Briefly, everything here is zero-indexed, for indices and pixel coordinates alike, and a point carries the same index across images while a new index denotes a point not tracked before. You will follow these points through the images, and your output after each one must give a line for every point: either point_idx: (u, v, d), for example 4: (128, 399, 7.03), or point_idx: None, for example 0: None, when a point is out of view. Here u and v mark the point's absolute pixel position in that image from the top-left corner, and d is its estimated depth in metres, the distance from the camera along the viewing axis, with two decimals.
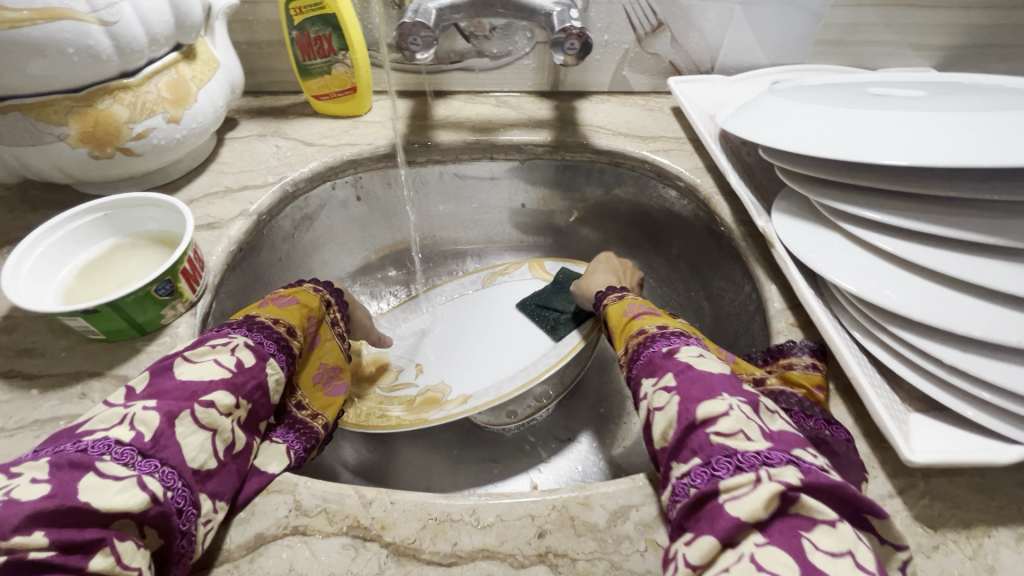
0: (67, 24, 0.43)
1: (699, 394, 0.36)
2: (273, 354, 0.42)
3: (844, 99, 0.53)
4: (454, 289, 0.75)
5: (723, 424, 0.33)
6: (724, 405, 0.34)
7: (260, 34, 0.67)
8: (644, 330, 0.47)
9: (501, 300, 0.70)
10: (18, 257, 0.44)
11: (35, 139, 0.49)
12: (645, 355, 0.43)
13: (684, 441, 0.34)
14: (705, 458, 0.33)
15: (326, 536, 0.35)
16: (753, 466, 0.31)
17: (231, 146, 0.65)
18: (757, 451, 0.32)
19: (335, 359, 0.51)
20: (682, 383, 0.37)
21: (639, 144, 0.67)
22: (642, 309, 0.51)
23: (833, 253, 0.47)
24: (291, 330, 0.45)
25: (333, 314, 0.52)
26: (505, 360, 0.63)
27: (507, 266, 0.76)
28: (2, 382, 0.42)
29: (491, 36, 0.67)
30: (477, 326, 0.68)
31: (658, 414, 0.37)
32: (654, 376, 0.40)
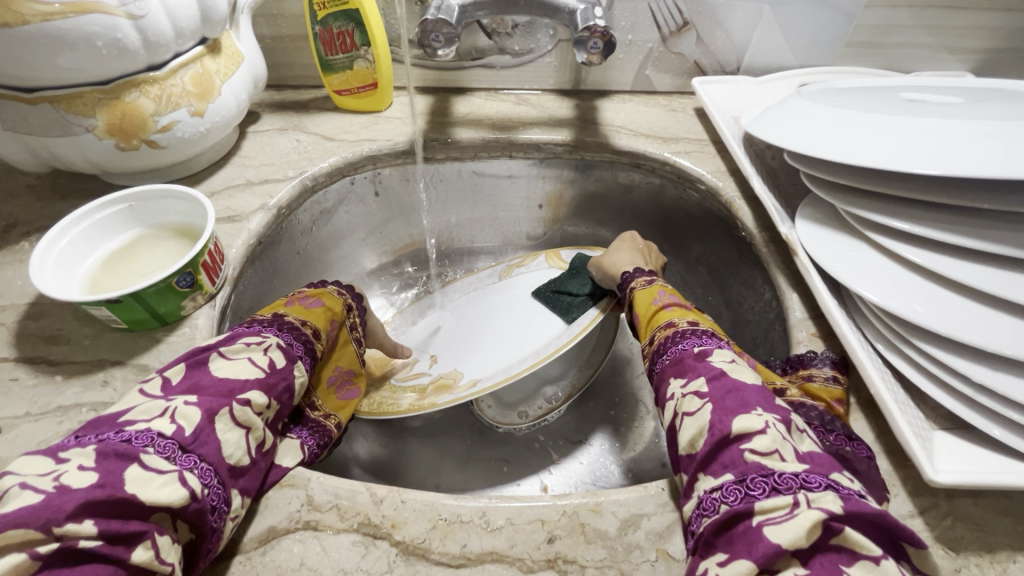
0: (97, 18, 0.44)
1: (735, 405, 0.35)
2: (301, 356, 0.43)
3: (875, 104, 0.52)
4: (471, 283, 0.74)
5: (760, 442, 0.33)
6: (761, 422, 0.34)
7: (284, 28, 0.67)
8: (674, 324, 0.47)
9: (515, 289, 0.68)
10: (46, 246, 0.44)
11: (64, 130, 0.49)
12: (674, 353, 0.43)
13: (715, 454, 0.34)
14: (739, 475, 0.32)
15: (337, 532, 0.35)
16: (790, 489, 0.30)
17: (253, 140, 0.65)
18: (794, 473, 0.31)
19: (350, 363, 0.51)
20: (716, 391, 0.37)
21: (661, 145, 0.66)
22: (672, 301, 0.50)
23: (858, 263, 0.46)
24: (317, 332, 0.47)
25: (353, 319, 0.53)
26: (518, 343, 0.60)
27: (523, 258, 0.75)
28: (28, 367, 0.43)
29: (513, 33, 0.67)
30: (491, 314, 0.66)
31: (687, 420, 0.37)
32: (685, 378, 0.40)
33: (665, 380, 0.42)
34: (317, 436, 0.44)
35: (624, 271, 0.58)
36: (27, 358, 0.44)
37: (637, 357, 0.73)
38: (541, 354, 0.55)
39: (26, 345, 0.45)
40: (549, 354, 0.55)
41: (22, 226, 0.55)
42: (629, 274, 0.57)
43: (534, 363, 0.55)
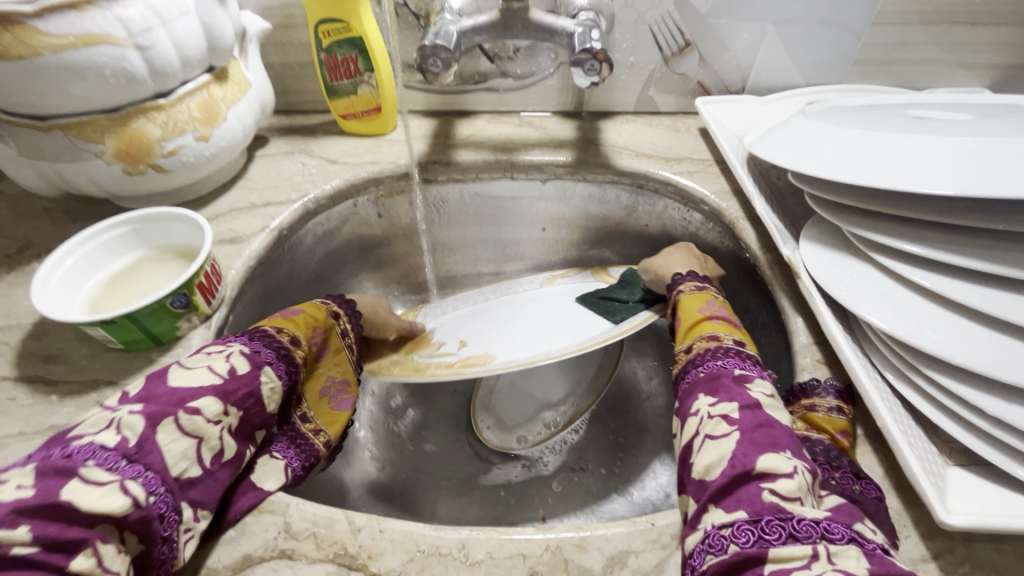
0: (105, 49, 0.46)
1: (763, 441, 0.34)
2: (269, 362, 0.42)
3: (881, 122, 0.50)
4: (511, 287, 0.72)
5: (783, 485, 0.31)
6: (789, 466, 0.32)
7: (293, 56, 0.69)
8: (717, 337, 0.45)
9: (554, 291, 0.69)
10: (49, 269, 0.46)
11: (74, 156, 0.51)
12: (712, 368, 0.41)
13: (732, 487, 0.32)
14: (754, 515, 0.30)
15: (312, 562, 0.34)
16: (809, 539, 0.29)
17: (259, 164, 0.67)
18: (815, 522, 0.30)
19: (341, 373, 0.51)
20: (745, 421, 0.35)
21: (664, 165, 0.65)
22: (720, 314, 0.48)
23: (865, 287, 0.44)
24: (295, 340, 0.46)
25: (342, 325, 0.52)
26: (557, 333, 0.60)
27: (568, 272, 0.74)
28: (25, 386, 0.44)
29: (515, 57, 0.67)
30: (529, 307, 0.66)
31: (708, 443, 0.35)
32: (715, 399, 0.38)
33: (694, 393, 0.40)
34: (298, 452, 0.43)
35: (675, 273, 0.56)
36: (25, 377, 0.45)
37: (641, 382, 0.71)
38: (590, 344, 0.54)
39: (27, 364, 0.46)
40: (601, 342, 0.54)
41: (35, 248, 0.57)
42: (678, 277, 0.55)
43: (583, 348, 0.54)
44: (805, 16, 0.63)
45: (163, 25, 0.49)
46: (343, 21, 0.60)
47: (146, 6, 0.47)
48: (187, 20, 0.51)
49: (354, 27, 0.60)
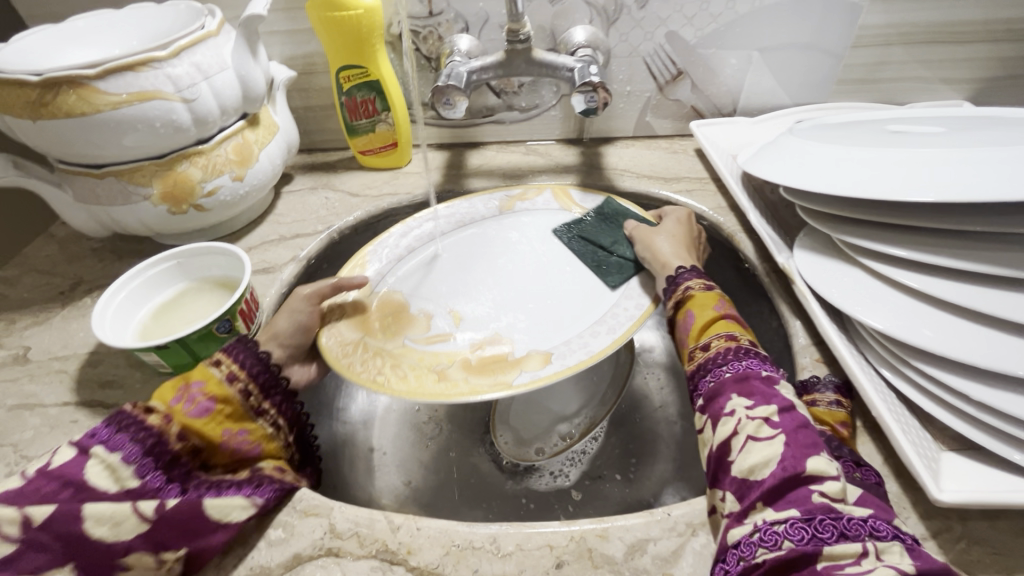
0: (156, 103, 0.51)
1: (806, 442, 0.34)
2: (98, 442, 0.36)
3: (863, 138, 0.54)
4: (468, 209, 0.68)
5: (830, 487, 0.32)
6: (834, 470, 0.33)
7: (315, 100, 0.75)
8: (735, 337, 0.44)
9: (545, 234, 0.64)
10: (105, 302, 0.50)
11: (125, 200, 0.57)
12: (738, 369, 0.40)
13: (783, 487, 0.33)
14: (807, 514, 0.31)
15: (357, 558, 0.37)
16: (858, 536, 0.30)
17: (286, 200, 0.72)
18: (861, 519, 0.31)
19: (239, 421, 0.42)
20: (786, 424, 0.35)
21: (663, 185, 0.70)
22: (733, 314, 0.47)
23: (856, 289, 0.47)
24: (149, 408, 0.38)
25: (227, 369, 0.43)
26: (574, 309, 0.55)
27: (526, 190, 0.70)
28: (86, 410, 0.48)
29: (519, 91, 0.73)
30: (518, 264, 0.60)
31: (752, 444, 0.35)
32: (751, 400, 0.37)
33: (725, 391, 0.39)
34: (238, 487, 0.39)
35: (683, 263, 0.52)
36: (85, 402, 0.49)
37: (653, 392, 0.74)
38: (620, 330, 0.51)
39: (85, 390, 0.50)
40: (633, 326, 0.51)
41: (86, 285, 0.62)
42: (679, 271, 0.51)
43: (616, 340, 0.50)
44: (787, 43, 0.68)
45: (206, 80, 0.54)
46: (362, 67, 0.65)
47: (192, 64, 0.53)
48: (226, 74, 0.56)
49: (372, 72, 0.66)
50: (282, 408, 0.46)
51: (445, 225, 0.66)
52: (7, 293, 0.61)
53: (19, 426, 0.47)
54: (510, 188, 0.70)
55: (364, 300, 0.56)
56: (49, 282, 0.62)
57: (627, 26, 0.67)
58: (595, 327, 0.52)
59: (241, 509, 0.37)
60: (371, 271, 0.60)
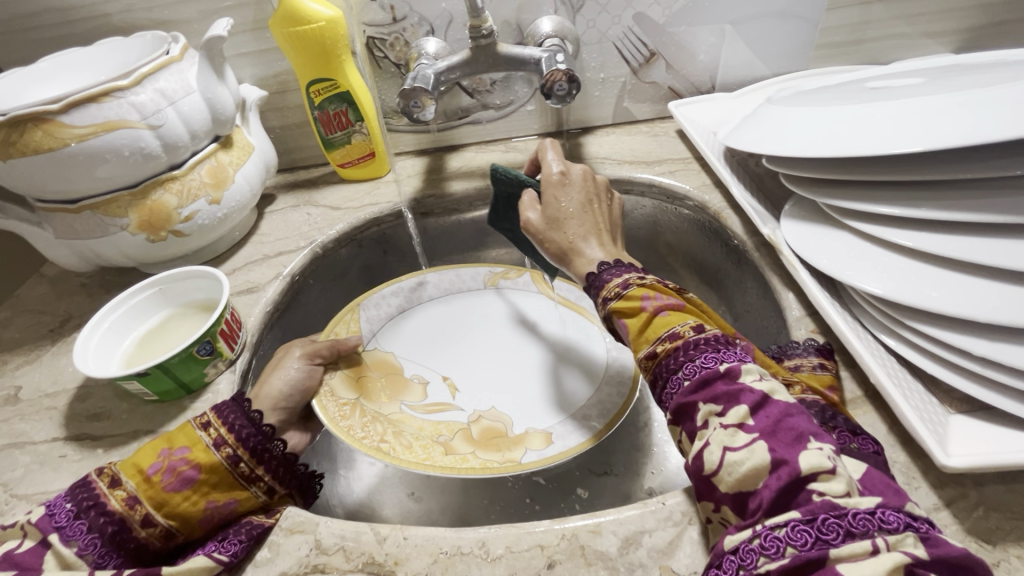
0: (123, 132, 0.51)
1: (790, 439, 0.31)
2: (57, 527, 0.37)
3: (842, 98, 0.53)
4: (450, 280, 0.69)
5: (829, 483, 0.29)
6: (830, 461, 0.30)
7: (291, 118, 0.75)
8: (679, 334, 0.39)
9: (533, 309, 0.67)
10: (87, 334, 0.50)
11: (103, 232, 0.57)
12: (695, 373, 0.36)
13: (779, 491, 0.29)
14: (808, 514, 0.28)
15: (343, 573, 0.36)
16: (867, 532, 0.28)
17: (270, 219, 0.72)
18: (869, 511, 0.28)
19: (222, 496, 0.41)
20: (763, 425, 0.32)
21: (645, 169, 0.68)
22: (666, 304, 0.42)
23: (846, 254, 0.45)
24: (118, 482, 0.39)
25: (215, 434, 0.42)
26: (567, 386, 0.58)
27: (508, 267, 0.71)
28: (74, 444, 0.48)
29: (492, 89, 0.72)
30: (511, 340, 0.64)
31: (731, 456, 0.31)
32: (720, 405, 0.34)
33: (691, 404, 0.35)
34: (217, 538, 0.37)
35: (600, 261, 0.47)
36: (73, 435, 0.49)
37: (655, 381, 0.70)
38: (613, 412, 0.54)
39: (74, 424, 0.50)
40: (621, 409, 0.54)
41: (75, 320, 0.62)
42: (598, 271, 0.46)
43: (608, 426, 0.53)
44: (759, 12, 0.66)
45: (172, 105, 0.54)
46: (332, 79, 0.65)
47: (156, 91, 0.53)
48: (192, 98, 0.56)
49: (342, 83, 0.65)
50: (280, 474, 0.43)
51: (436, 290, 0.69)
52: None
53: (9, 465, 0.47)
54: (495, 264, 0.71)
55: (358, 363, 0.59)
56: (39, 320, 0.63)
57: (593, 12, 0.66)
58: (587, 409, 0.55)
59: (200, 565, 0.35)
60: (362, 328, 0.63)
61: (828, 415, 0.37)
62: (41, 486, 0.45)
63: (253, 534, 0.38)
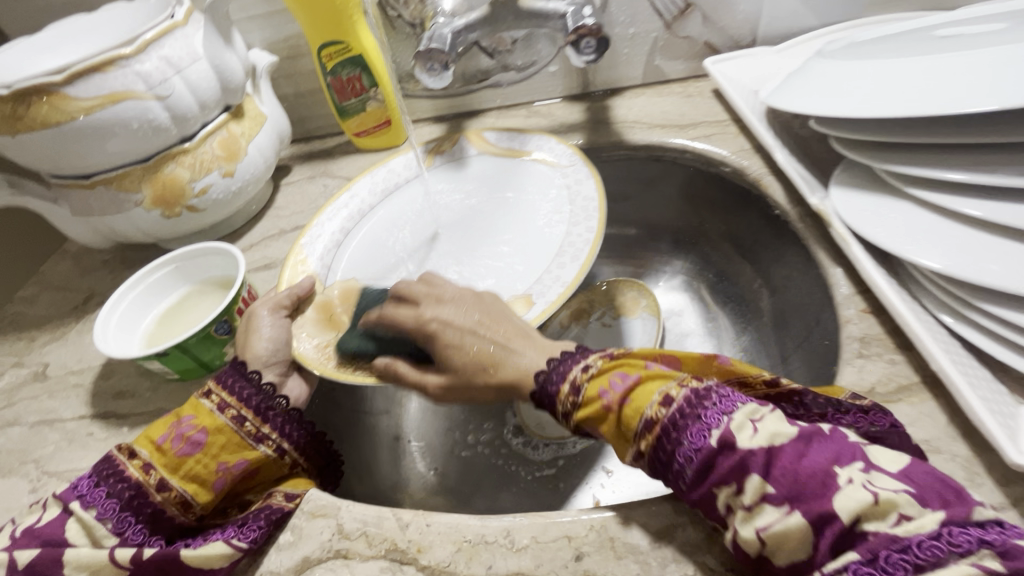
0: (129, 104, 0.49)
1: (817, 490, 0.28)
2: (77, 497, 0.37)
3: (905, 48, 0.47)
4: (387, 178, 0.64)
5: (879, 517, 0.26)
6: (867, 492, 0.27)
7: (303, 85, 0.72)
8: (652, 421, 0.33)
9: (477, 178, 0.63)
10: (106, 313, 0.50)
11: (118, 208, 0.56)
12: (690, 455, 0.31)
13: (831, 547, 0.27)
14: (867, 553, 0.26)
15: (366, 559, 0.35)
16: (937, 562, 0.25)
17: (286, 192, 0.70)
18: (933, 534, 0.25)
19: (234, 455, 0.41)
20: (783, 489, 0.28)
21: (678, 133, 0.63)
22: (619, 390, 0.36)
23: (904, 225, 0.41)
24: (133, 453, 0.39)
25: (218, 399, 0.42)
26: (539, 243, 0.55)
27: (441, 141, 0.67)
28: (101, 422, 0.48)
29: (513, 49, 0.67)
30: (461, 220, 0.60)
31: (767, 539, 0.28)
32: (732, 484, 0.30)
33: (704, 492, 0.31)
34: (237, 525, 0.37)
35: (535, 370, 0.40)
36: (99, 413, 0.49)
37: None
38: (584, 251, 0.51)
39: (100, 402, 0.50)
40: (592, 249, 0.51)
41: (98, 297, 0.62)
42: (542, 378, 0.39)
43: (582, 265, 0.50)
44: None
45: (179, 73, 0.52)
46: (344, 42, 0.61)
47: (161, 58, 0.50)
48: (200, 65, 0.53)
49: (355, 46, 0.61)
50: (288, 432, 0.43)
51: (372, 197, 0.63)
52: (27, 311, 0.62)
53: (40, 442, 0.48)
54: (427, 144, 0.67)
55: (322, 299, 0.53)
56: (64, 297, 0.63)
57: None
58: (560, 258, 0.52)
59: (219, 555, 0.35)
60: (316, 267, 0.57)
61: (809, 398, 0.34)
62: (70, 463, 0.46)
63: (273, 519, 0.37)
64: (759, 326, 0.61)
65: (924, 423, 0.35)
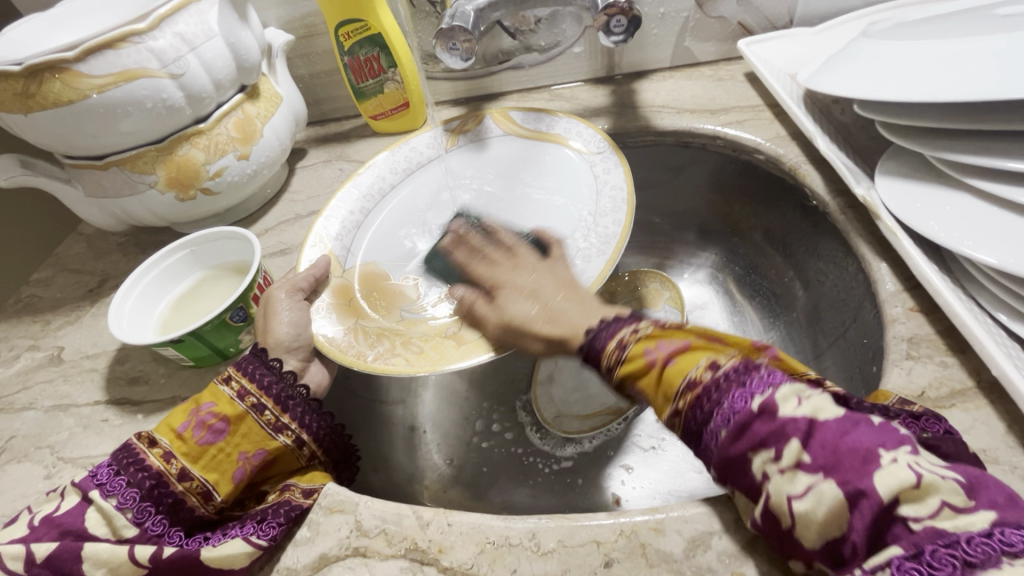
0: (143, 82, 0.48)
1: (857, 463, 0.25)
2: (96, 486, 0.36)
3: (963, 27, 0.44)
4: (409, 155, 0.62)
5: (918, 502, 0.24)
6: (910, 472, 0.24)
7: (319, 65, 0.70)
8: (696, 381, 0.32)
9: (500, 164, 0.61)
10: (121, 298, 0.49)
11: (132, 190, 0.54)
12: (728, 418, 0.30)
13: (866, 531, 0.25)
14: (911, 547, 0.23)
15: (385, 558, 0.34)
16: (988, 561, 0.22)
17: (301, 175, 0.69)
18: (983, 533, 0.23)
19: (255, 444, 0.40)
20: (821, 458, 0.26)
21: (709, 118, 0.60)
22: (669, 351, 0.35)
23: (959, 217, 0.39)
24: (154, 440, 0.38)
25: (238, 386, 0.41)
26: (564, 236, 0.53)
27: (464, 117, 0.64)
28: (115, 408, 0.48)
29: (537, 29, 0.64)
30: (483, 209, 0.58)
31: (798, 507, 0.26)
32: (771, 449, 0.28)
33: (735, 456, 0.29)
34: (256, 521, 0.36)
35: (586, 327, 0.40)
36: (114, 399, 0.48)
37: None
38: (611, 248, 0.49)
39: (115, 387, 0.49)
40: (618, 245, 0.49)
41: (112, 280, 0.61)
42: (596, 329, 0.39)
43: (608, 261, 0.48)
44: None
45: (193, 51, 0.50)
46: (362, 20, 0.59)
47: (175, 35, 0.49)
48: (214, 42, 0.52)
49: (373, 24, 0.59)
50: (307, 423, 0.42)
51: (393, 175, 0.61)
52: (42, 293, 0.61)
53: (55, 427, 0.47)
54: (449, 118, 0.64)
55: (340, 281, 0.52)
56: (77, 280, 0.62)
57: None
58: (585, 253, 0.50)
59: (242, 552, 0.34)
60: (334, 248, 0.55)
61: (857, 403, 0.29)
62: (85, 450, 0.45)
63: (292, 515, 0.36)
64: (791, 321, 0.59)
65: (980, 432, 0.33)
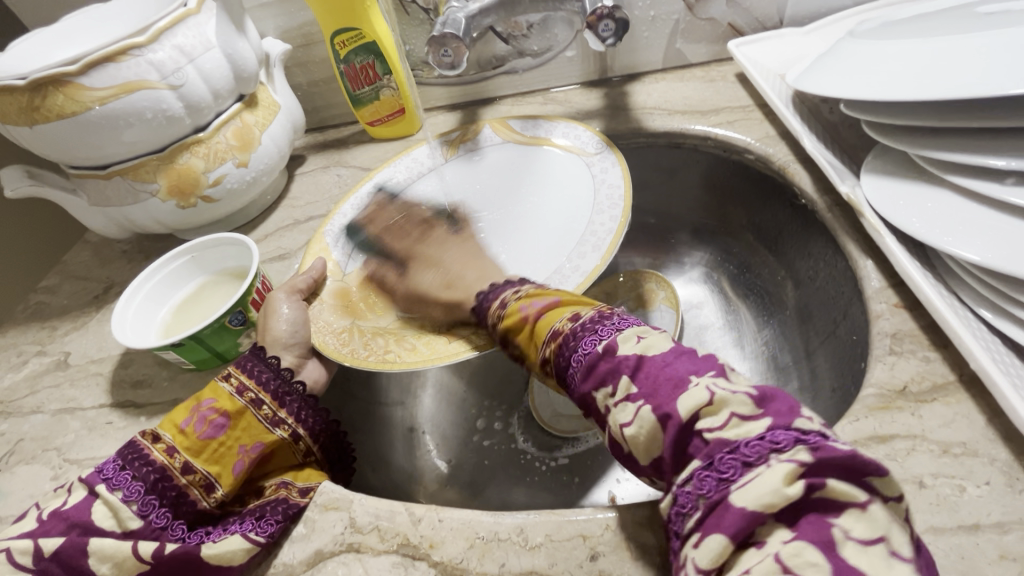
0: (143, 93, 0.49)
1: (668, 388, 0.30)
2: (102, 480, 0.37)
3: (945, 26, 0.44)
4: (409, 164, 0.63)
5: (713, 416, 0.28)
6: (702, 392, 0.29)
7: (316, 73, 0.71)
8: (558, 331, 0.37)
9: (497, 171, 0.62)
10: (124, 304, 0.51)
11: (135, 198, 0.56)
12: (582, 361, 0.34)
13: (673, 444, 0.29)
14: (705, 458, 0.28)
15: (378, 553, 0.35)
16: (761, 458, 0.26)
17: (300, 181, 0.70)
18: (758, 436, 0.27)
19: (256, 438, 0.41)
20: (645, 387, 0.31)
21: (700, 119, 0.61)
22: (540, 306, 0.40)
23: (941, 214, 0.39)
24: (156, 436, 0.39)
25: (236, 382, 0.42)
26: (564, 234, 0.54)
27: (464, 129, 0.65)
28: (119, 411, 0.49)
29: (529, 34, 0.65)
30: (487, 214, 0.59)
31: (628, 431, 0.31)
32: (609, 386, 0.33)
33: (588, 395, 0.34)
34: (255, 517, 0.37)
35: (478, 291, 0.47)
36: (119, 402, 0.50)
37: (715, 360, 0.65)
38: (605, 243, 0.50)
39: (119, 391, 0.51)
40: (614, 239, 0.50)
41: (118, 286, 0.63)
42: (480, 300, 0.46)
43: (603, 256, 0.49)
44: None
45: (192, 63, 0.51)
46: (357, 28, 0.60)
47: (174, 48, 0.50)
48: (213, 54, 0.53)
49: (367, 32, 0.60)
50: (304, 417, 0.43)
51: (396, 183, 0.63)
52: (50, 300, 0.63)
53: (62, 430, 0.49)
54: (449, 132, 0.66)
55: (338, 284, 0.53)
56: (84, 287, 0.64)
57: None
58: (581, 248, 0.51)
59: (241, 548, 0.35)
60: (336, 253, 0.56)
61: None
62: (91, 451, 0.46)
63: (289, 513, 0.37)
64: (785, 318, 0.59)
65: (962, 426, 0.33)
